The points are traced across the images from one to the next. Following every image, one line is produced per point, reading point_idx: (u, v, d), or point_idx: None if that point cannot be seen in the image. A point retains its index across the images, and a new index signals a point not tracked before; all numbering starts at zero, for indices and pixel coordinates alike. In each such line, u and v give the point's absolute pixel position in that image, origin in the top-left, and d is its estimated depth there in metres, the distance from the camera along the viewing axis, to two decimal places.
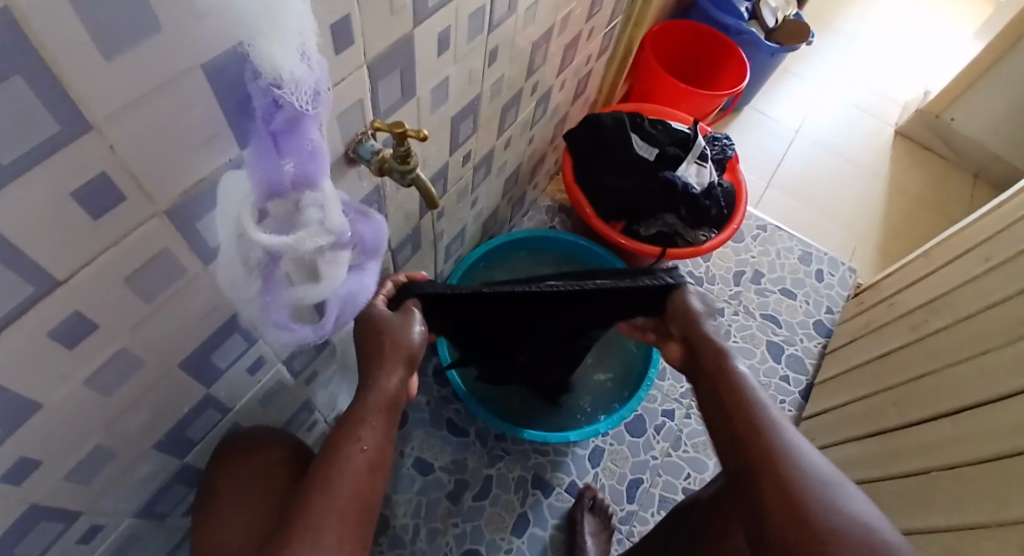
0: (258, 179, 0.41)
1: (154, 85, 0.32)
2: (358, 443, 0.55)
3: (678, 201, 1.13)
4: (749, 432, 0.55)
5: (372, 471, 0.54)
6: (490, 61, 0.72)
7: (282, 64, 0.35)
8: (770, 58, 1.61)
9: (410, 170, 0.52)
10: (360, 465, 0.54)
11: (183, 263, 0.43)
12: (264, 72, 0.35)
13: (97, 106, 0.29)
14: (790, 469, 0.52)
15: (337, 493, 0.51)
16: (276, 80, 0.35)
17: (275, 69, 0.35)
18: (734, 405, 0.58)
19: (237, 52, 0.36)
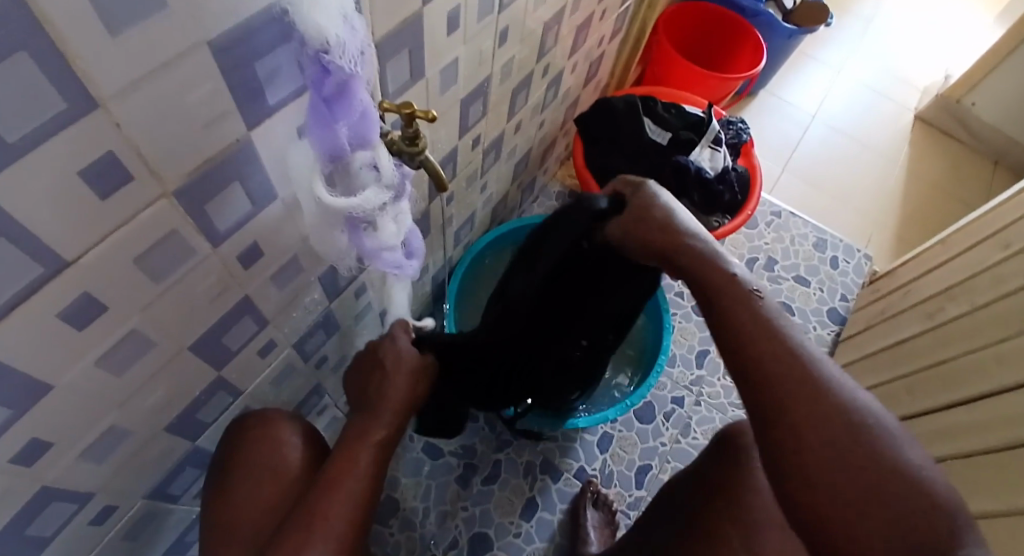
0: (320, 149, 0.43)
1: (160, 62, 0.31)
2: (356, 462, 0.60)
3: (692, 186, 1.10)
4: (775, 364, 0.48)
5: (367, 494, 0.60)
6: (501, 42, 0.70)
7: (325, 25, 0.35)
8: (787, 40, 1.57)
9: (419, 152, 0.51)
10: (357, 484, 0.59)
11: (192, 244, 0.43)
12: (313, 39, 0.35)
13: (102, 84, 0.29)
14: (832, 403, 0.45)
15: (333, 505, 0.57)
16: (323, 44, 0.36)
17: (320, 32, 0.35)
18: (755, 333, 0.50)
19: (264, 17, 0.36)
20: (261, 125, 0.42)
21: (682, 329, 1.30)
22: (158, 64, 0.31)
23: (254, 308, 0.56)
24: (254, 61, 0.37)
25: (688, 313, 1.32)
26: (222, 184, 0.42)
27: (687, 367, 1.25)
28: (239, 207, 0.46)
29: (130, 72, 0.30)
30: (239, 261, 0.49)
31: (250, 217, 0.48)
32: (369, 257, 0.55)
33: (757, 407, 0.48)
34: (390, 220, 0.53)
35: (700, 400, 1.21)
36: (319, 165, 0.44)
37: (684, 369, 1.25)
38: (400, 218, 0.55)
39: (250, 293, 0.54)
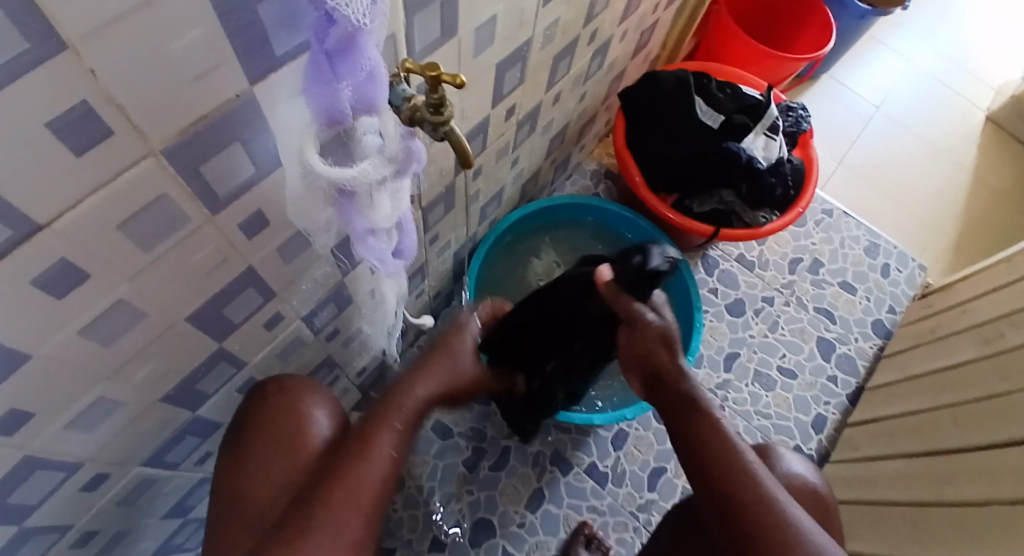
0: (317, 109, 0.38)
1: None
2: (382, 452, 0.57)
3: (740, 176, 1.02)
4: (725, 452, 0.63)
5: (391, 473, 0.58)
6: (545, 2, 0.63)
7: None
8: (858, 21, 1.43)
9: (443, 122, 0.45)
10: (378, 478, 0.56)
11: (185, 209, 0.39)
12: None
13: (69, 24, 0.24)
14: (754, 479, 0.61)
15: (359, 496, 0.54)
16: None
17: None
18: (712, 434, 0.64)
19: None
20: (263, 80, 0.37)
21: (712, 328, 1.23)
22: (138, 0, 0.26)
23: (258, 280, 0.52)
24: (256, 5, 0.32)
25: (720, 312, 1.24)
26: (219, 145, 0.37)
27: (713, 369, 1.18)
28: (240, 171, 0.41)
29: (104, 11, 0.25)
30: (240, 230, 0.45)
31: (253, 183, 0.43)
32: (358, 238, 0.51)
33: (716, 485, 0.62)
34: (387, 196, 0.48)
35: (725, 405, 1.15)
36: (313, 127, 0.39)
37: (711, 371, 1.19)
38: (400, 196, 0.51)
39: (253, 265, 0.50)
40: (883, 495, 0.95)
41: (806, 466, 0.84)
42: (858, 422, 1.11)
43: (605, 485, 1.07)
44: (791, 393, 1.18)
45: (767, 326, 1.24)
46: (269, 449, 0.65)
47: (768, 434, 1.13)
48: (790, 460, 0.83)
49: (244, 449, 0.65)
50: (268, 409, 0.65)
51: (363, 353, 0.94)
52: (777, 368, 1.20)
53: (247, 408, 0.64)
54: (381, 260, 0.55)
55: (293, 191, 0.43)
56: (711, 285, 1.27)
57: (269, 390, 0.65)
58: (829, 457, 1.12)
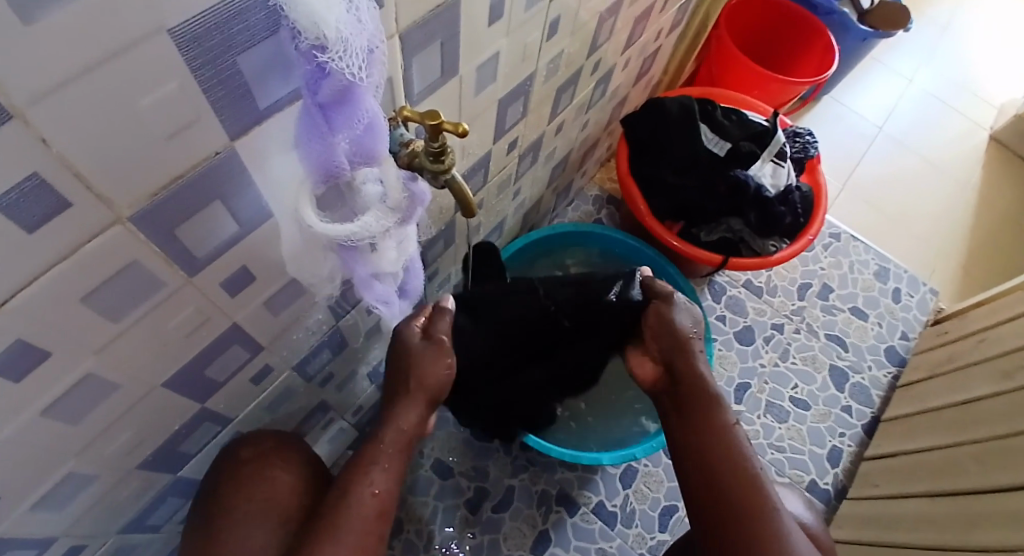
0: (311, 164, 0.35)
1: (98, 54, 0.22)
2: (369, 487, 0.54)
3: (749, 205, 0.99)
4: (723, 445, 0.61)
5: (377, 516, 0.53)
6: (550, 35, 0.60)
7: (322, 16, 0.26)
8: (861, 43, 1.41)
9: (444, 171, 0.41)
10: (370, 510, 0.53)
11: (159, 273, 0.35)
12: (304, 32, 0.26)
13: (13, 87, 0.20)
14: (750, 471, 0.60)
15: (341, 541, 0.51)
16: (319, 42, 0.27)
17: (312, 21, 0.26)
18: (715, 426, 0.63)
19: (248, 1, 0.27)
20: (248, 133, 0.33)
21: (721, 357, 1.19)
22: (95, 57, 0.22)
23: (245, 335, 0.48)
24: (236, 55, 0.29)
25: (729, 341, 1.21)
26: (198, 203, 0.34)
27: (723, 402, 1.14)
28: (222, 229, 0.37)
29: (53, 70, 0.21)
30: (223, 289, 0.41)
31: (237, 241, 0.39)
32: (362, 284, 0.48)
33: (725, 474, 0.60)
34: (391, 244, 0.45)
35: None
36: (309, 182, 0.36)
37: None
38: (406, 242, 0.47)
39: (238, 321, 0.46)
40: (908, 537, 0.88)
41: (801, 506, 0.81)
42: (875, 456, 1.07)
43: (614, 526, 1.03)
44: (804, 425, 1.13)
45: (778, 354, 1.20)
46: (254, 522, 0.58)
47: (782, 468, 1.09)
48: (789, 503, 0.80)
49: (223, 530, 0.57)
50: (241, 477, 0.59)
51: (360, 392, 0.90)
52: (790, 399, 1.15)
53: (219, 476, 0.58)
54: (385, 302, 0.52)
55: (291, 248, 0.41)
56: (718, 313, 1.23)
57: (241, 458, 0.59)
58: (846, 493, 1.08)
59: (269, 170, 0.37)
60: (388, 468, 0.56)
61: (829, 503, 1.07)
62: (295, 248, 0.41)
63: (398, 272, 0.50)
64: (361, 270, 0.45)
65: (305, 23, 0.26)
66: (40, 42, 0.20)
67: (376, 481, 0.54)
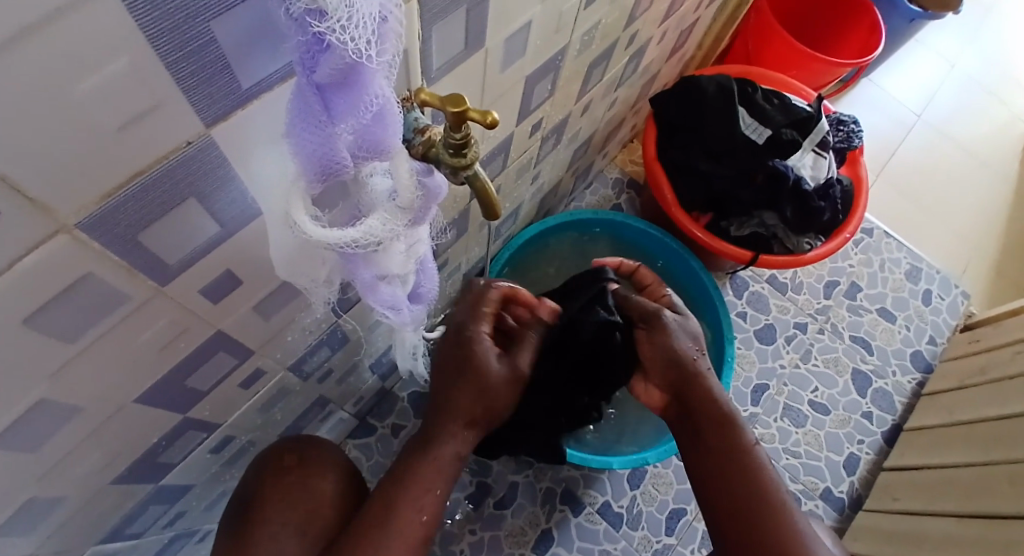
0: (305, 159, 0.28)
1: (17, 27, 0.16)
2: (418, 511, 0.53)
3: (786, 198, 0.91)
4: (722, 430, 0.59)
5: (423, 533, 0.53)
6: (588, 3, 0.52)
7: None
8: (909, 24, 1.30)
9: (465, 167, 0.35)
10: (415, 535, 0.52)
11: (121, 287, 0.29)
12: None
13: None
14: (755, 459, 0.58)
15: None
16: (316, 5, 0.21)
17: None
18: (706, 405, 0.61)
19: None
20: (228, 119, 0.27)
21: (741, 357, 1.14)
22: (9, 33, 0.16)
23: (231, 342, 0.43)
24: (210, 20, 0.22)
25: (749, 339, 1.15)
26: (164, 207, 0.28)
27: (739, 404, 1.09)
28: (199, 231, 0.31)
29: None
30: (203, 297, 0.35)
31: (216, 244, 0.33)
32: (365, 286, 0.41)
33: (727, 457, 0.58)
34: (400, 245, 0.38)
35: None
36: (302, 180, 0.30)
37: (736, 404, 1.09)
38: (417, 243, 0.41)
39: (223, 328, 0.40)
40: None
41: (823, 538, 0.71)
42: (897, 468, 1.02)
43: (620, 528, 0.99)
44: (823, 430, 1.09)
45: (799, 355, 1.14)
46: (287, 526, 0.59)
47: (797, 474, 1.04)
48: None
49: (252, 535, 0.59)
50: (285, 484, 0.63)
51: (361, 384, 0.85)
52: (809, 403, 1.10)
53: (267, 480, 0.63)
54: (393, 306, 0.46)
55: (284, 255, 0.34)
56: (739, 309, 1.17)
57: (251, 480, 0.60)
58: (862, 503, 1.04)
59: (252, 164, 0.30)
60: (437, 489, 0.54)
61: (843, 512, 1.03)
62: (288, 255, 0.34)
63: (408, 274, 0.44)
64: (367, 273, 0.39)
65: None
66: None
67: (424, 505, 0.53)
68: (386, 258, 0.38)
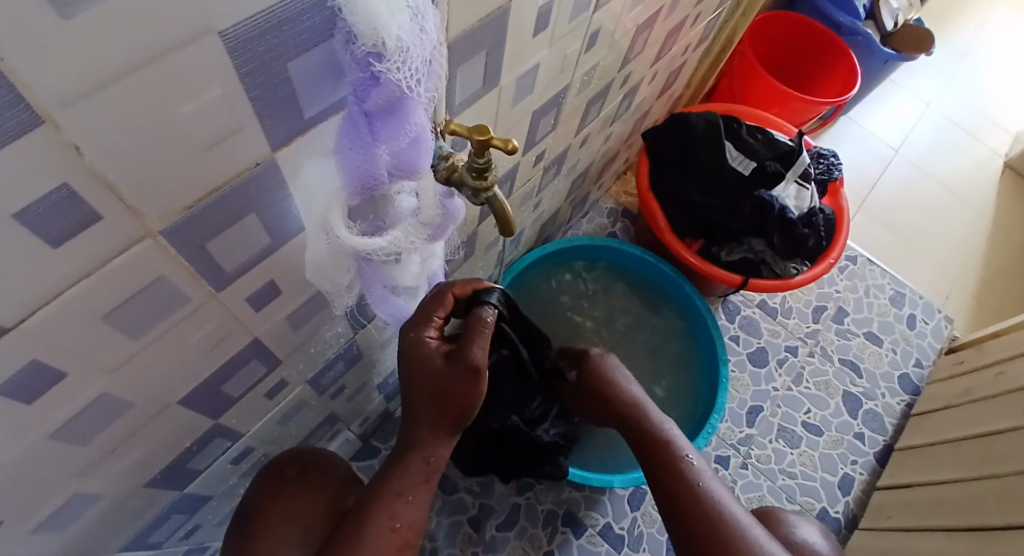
0: (349, 174, 0.33)
1: (145, 55, 0.21)
2: (391, 521, 0.53)
3: (773, 225, 0.97)
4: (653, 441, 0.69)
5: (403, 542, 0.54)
6: (589, 46, 0.58)
7: (385, 20, 0.24)
8: (883, 66, 1.39)
9: (486, 188, 0.39)
10: (390, 545, 0.53)
11: (186, 290, 0.33)
12: (363, 37, 0.25)
13: (43, 88, 0.18)
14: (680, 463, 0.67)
15: None
16: (376, 49, 0.26)
17: (373, 23, 0.24)
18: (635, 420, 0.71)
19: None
20: (290, 144, 0.31)
21: (735, 380, 1.17)
22: (134, 61, 0.20)
23: (263, 351, 0.46)
24: (287, 62, 0.27)
25: (742, 362, 1.19)
26: (229, 220, 0.31)
27: (736, 424, 1.12)
28: (254, 243, 0.35)
29: (99, 68, 0.20)
30: (247, 303, 0.39)
31: (265, 255, 0.37)
32: (378, 297, 0.45)
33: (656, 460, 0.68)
34: (415, 259, 0.43)
35: (748, 463, 1.08)
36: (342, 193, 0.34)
37: (732, 426, 1.12)
38: (430, 258, 0.45)
39: (259, 336, 0.44)
40: None
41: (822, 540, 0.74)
42: (889, 487, 1.05)
43: (621, 550, 1.00)
44: (817, 451, 1.11)
45: (791, 378, 1.18)
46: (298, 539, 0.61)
47: (793, 495, 1.06)
48: (802, 529, 0.74)
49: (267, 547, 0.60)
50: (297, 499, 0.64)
51: (368, 404, 0.87)
52: (802, 424, 1.13)
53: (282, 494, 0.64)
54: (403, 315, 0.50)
55: (318, 263, 0.38)
56: (732, 333, 1.22)
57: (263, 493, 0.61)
58: (857, 523, 1.05)
59: (301, 185, 0.34)
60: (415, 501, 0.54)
61: (839, 533, 1.05)
62: (320, 262, 0.38)
63: (417, 287, 0.48)
64: (382, 281, 0.43)
65: (365, 26, 0.24)
66: (87, 41, 0.18)
67: (398, 515, 0.54)
68: (394, 264, 0.41)
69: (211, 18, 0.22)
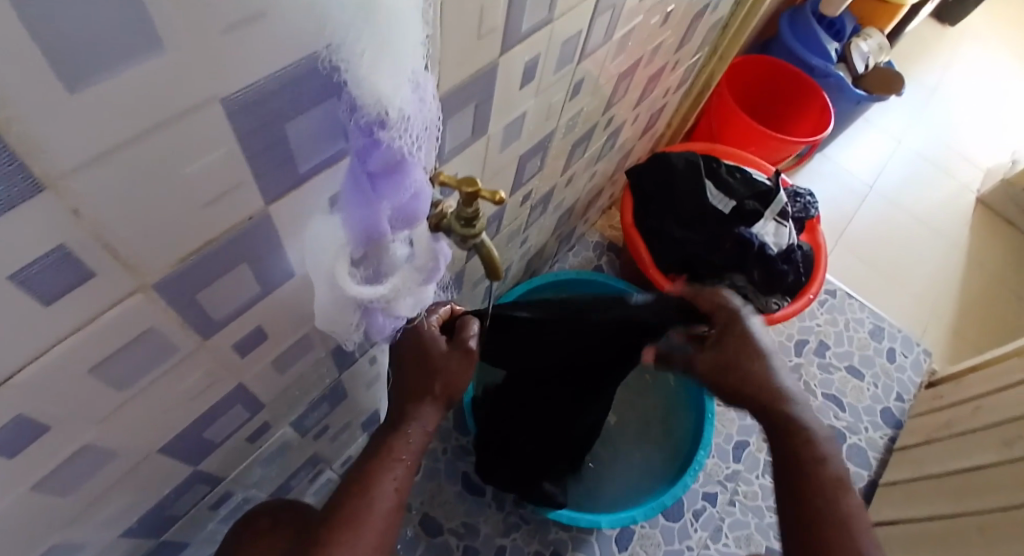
0: (354, 227, 0.34)
1: (149, 123, 0.21)
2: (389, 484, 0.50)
3: (752, 262, 0.99)
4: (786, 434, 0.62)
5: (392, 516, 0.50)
6: (573, 95, 0.61)
7: (388, 97, 0.27)
8: (853, 108, 1.45)
9: (474, 236, 0.40)
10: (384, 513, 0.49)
11: (175, 340, 0.33)
12: (366, 106, 0.27)
13: (45, 157, 0.19)
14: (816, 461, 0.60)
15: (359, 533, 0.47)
16: (378, 119, 0.28)
17: (377, 98, 0.26)
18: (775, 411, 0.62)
19: (314, 67, 0.26)
20: (286, 198, 0.32)
21: (720, 414, 1.18)
22: (137, 130, 0.21)
23: (248, 395, 0.46)
24: (287, 125, 0.28)
25: None
26: (224, 269, 0.32)
27: (723, 461, 1.12)
28: (244, 292, 0.35)
29: (105, 136, 0.20)
30: (234, 350, 0.39)
31: (256, 302, 0.37)
32: (376, 328, 0.45)
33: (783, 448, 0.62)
34: (410, 298, 0.43)
35: (735, 500, 1.08)
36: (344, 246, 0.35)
37: (719, 462, 1.12)
38: (423, 300, 0.45)
39: (244, 381, 0.44)
40: None
41: None
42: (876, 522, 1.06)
43: None
44: None
45: None
46: None
47: None
48: None
49: None
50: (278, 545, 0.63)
51: (352, 441, 0.86)
52: None
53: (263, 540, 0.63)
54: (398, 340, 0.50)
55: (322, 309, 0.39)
56: None
57: (243, 539, 0.60)
58: None
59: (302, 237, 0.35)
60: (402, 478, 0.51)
61: None
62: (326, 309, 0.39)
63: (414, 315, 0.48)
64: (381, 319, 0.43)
65: (369, 100, 0.27)
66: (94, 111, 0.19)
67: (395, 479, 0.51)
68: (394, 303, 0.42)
69: (212, 89, 0.23)
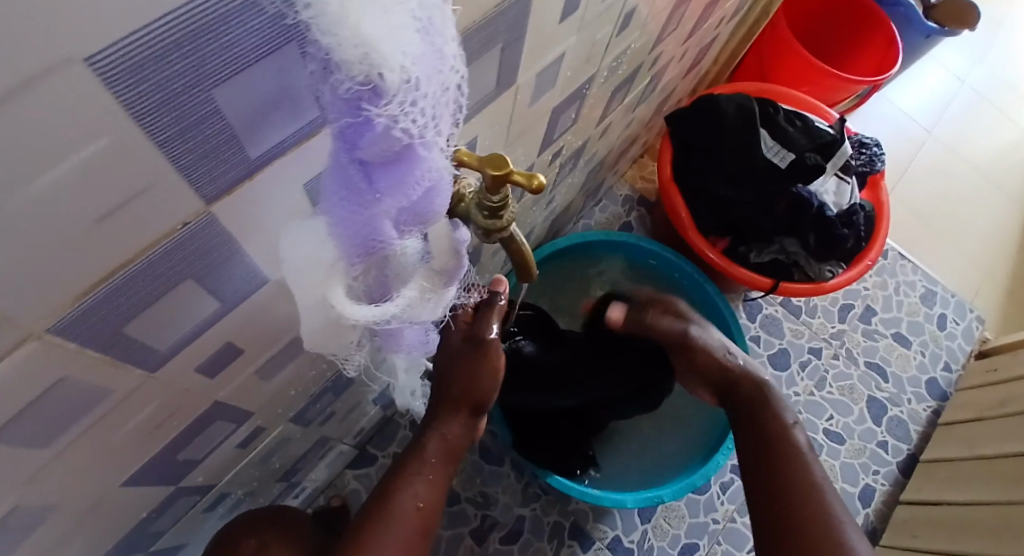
0: (345, 237, 0.24)
1: None
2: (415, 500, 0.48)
3: (808, 226, 0.89)
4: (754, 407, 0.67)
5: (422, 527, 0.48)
6: (621, 29, 0.48)
7: (380, 41, 0.16)
8: (925, 41, 1.27)
9: (501, 229, 0.30)
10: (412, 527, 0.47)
11: (106, 381, 0.25)
12: (352, 67, 0.16)
13: None
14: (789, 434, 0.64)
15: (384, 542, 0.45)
16: (371, 85, 0.17)
17: (362, 46, 0.15)
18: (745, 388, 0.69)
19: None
20: (233, 192, 0.22)
21: None
22: None
23: (230, 409, 0.39)
24: (214, 87, 0.18)
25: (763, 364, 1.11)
26: (157, 293, 0.23)
27: None
28: (196, 312, 0.27)
29: None
30: (197, 373, 0.31)
31: (215, 319, 0.28)
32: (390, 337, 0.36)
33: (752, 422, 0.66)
34: (431, 301, 0.32)
35: None
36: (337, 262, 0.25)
37: None
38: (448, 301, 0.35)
39: (220, 398, 0.36)
40: None
41: None
42: (914, 502, 1.00)
43: None
44: (838, 460, 1.05)
45: (814, 383, 1.11)
46: None
47: None
48: None
49: None
50: None
51: (362, 417, 0.80)
52: (824, 431, 1.07)
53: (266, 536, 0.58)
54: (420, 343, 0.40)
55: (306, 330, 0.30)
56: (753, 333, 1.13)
57: None
58: (878, 536, 1.01)
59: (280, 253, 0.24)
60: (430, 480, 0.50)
61: None
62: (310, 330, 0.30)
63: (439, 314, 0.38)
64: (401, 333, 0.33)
65: (351, 50, 0.15)
66: None
67: (421, 493, 0.49)
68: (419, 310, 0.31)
69: (63, 46, 0.12)
